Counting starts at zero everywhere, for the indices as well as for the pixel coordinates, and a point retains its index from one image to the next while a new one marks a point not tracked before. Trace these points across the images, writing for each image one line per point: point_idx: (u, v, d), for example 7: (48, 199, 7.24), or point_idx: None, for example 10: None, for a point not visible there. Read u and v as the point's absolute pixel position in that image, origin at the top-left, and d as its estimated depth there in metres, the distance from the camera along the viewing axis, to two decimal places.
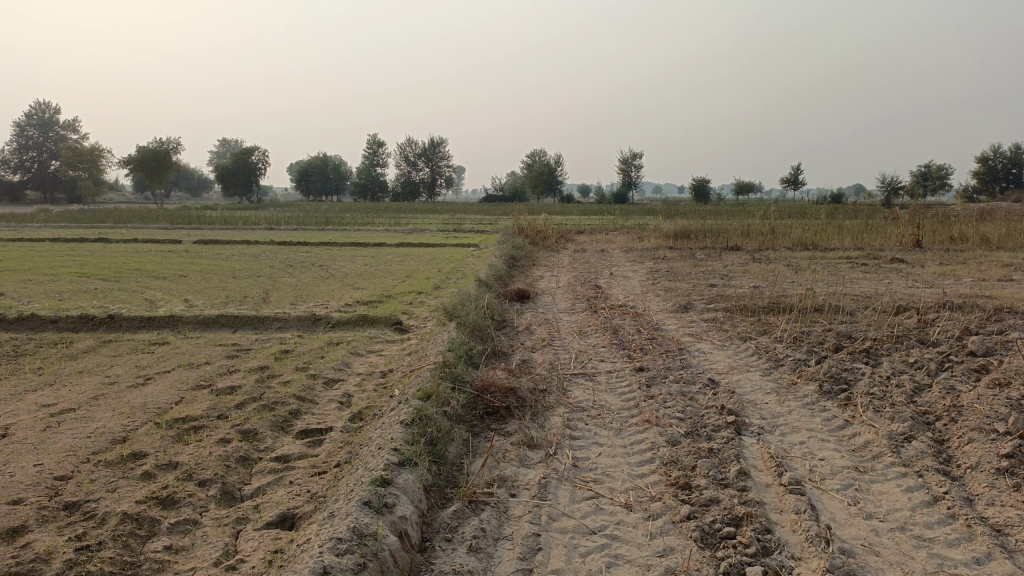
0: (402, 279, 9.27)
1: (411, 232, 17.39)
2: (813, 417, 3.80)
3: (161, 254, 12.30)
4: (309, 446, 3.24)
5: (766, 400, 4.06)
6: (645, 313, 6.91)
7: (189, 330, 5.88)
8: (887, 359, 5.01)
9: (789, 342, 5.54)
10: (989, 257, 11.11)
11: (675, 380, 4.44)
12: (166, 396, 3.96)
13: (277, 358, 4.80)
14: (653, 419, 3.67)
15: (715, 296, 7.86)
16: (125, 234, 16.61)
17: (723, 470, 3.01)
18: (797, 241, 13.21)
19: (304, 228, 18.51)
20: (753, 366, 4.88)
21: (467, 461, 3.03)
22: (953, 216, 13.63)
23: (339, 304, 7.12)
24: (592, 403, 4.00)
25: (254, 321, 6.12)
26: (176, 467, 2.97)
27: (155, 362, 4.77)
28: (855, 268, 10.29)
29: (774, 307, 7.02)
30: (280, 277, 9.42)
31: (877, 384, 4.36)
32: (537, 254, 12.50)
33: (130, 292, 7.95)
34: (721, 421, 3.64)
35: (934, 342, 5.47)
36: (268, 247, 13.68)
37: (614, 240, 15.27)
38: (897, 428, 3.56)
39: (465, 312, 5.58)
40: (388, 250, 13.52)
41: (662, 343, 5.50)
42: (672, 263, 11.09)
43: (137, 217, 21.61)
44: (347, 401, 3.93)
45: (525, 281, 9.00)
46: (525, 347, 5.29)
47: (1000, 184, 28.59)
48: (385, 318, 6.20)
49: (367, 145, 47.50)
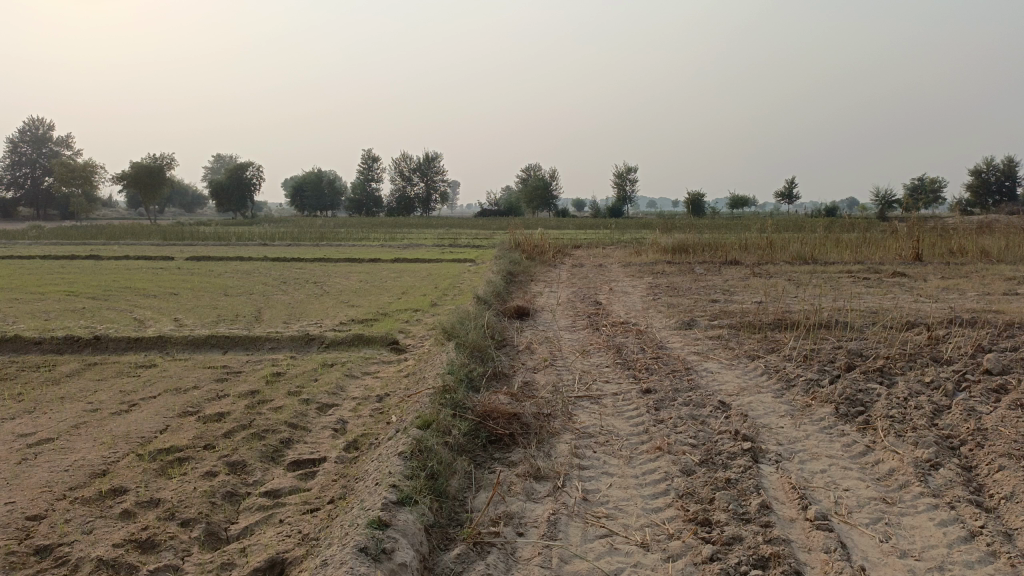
0: (398, 296, 9.09)
1: (406, 247, 17.20)
2: (832, 442, 3.61)
3: (152, 271, 12.08)
4: (300, 479, 3.04)
5: (781, 425, 3.88)
6: (648, 331, 6.73)
7: (178, 351, 5.68)
8: (902, 379, 4.83)
9: (798, 360, 5.36)
10: (991, 271, 10.98)
11: (684, 403, 4.25)
12: (150, 424, 3.75)
13: (268, 382, 4.60)
14: (664, 446, 3.48)
15: (719, 311, 7.69)
16: (116, 251, 16.40)
17: (744, 504, 2.82)
18: (796, 255, 13.08)
19: (297, 244, 18.33)
20: (764, 387, 4.69)
21: (470, 496, 2.83)
22: (952, 229, 13.52)
23: (333, 323, 6.93)
24: (599, 428, 3.80)
25: (245, 342, 5.91)
26: (158, 504, 2.77)
27: (140, 386, 4.57)
28: (858, 283, 10.15)
29: (779, 324, 6.85)
30: (273, 295, 9.22)
31: (895, 406, 4.18)
32: (535, 269, 12.33)
33: (118, 312, 7.73)
34: (737, 447, 3.45)
35: (948, 360, 5.30)
36: (262, 263, 13.47)
37: (612, 254, 15.12)
38: (922, 454, 3.38)
39: (465, 331, 5.39)
40: (384, 265, 13.34)
41: (668, 363, 5.31)
42: (672, 278, 10.93)
43: (130, 233, 21.38)
44: (341, 428, 3.73)
45: (524, 298, 8.83)
46: (527, 368, 5.10)
47: (993, 197, 28.59)
48: (381, 338, 6.01)
49: (360, 159, 47.30)
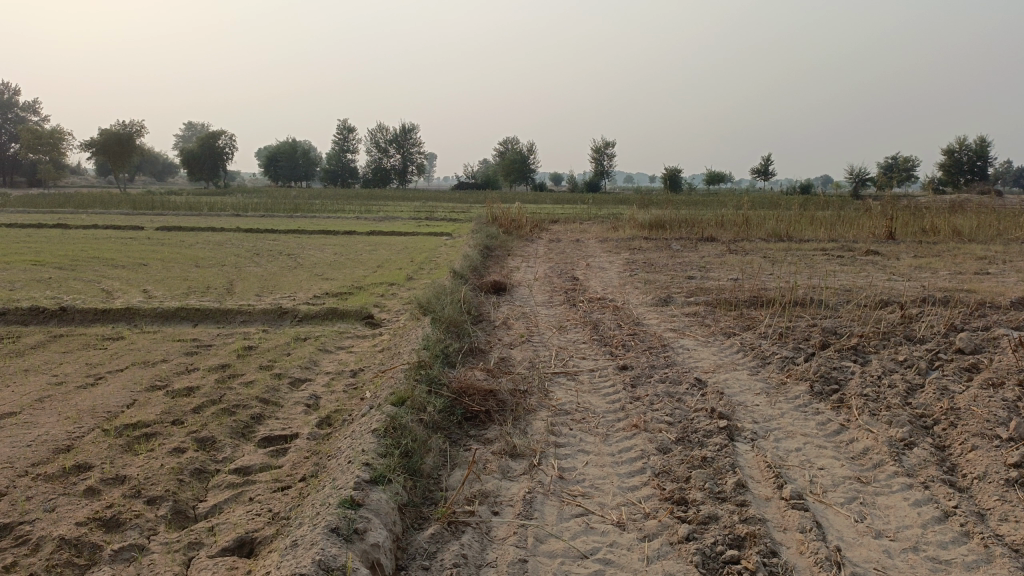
0: (373, 269, 8.99)
1: (382, 220, 17.03)
2: (807, 420, 3.62)
3: (121, 241, 11.82)
4: (272, 456, 2.98)
5: (757, 402, 3.88)
6: (625, 307, 6.71)
7: (147, 324, 5.56)
8: (876, 357, 4.86)
9: (774, 338, 5.37)
10: (963, 250, 11.10)
11: (660, 381, 4.24)
12: (117, 399, 3.65)
13: (240, 356, 4.51)
14: (640, 424, 3.46)
15: (695, 288, 7.69)
16: (85, 220, 16.07)
17: (720, 482, 2.81)
18: (772, 232, 13.13)
19: (271, 215, 18.07)
20: (740, 364, 4.69)
21: (445, 475, 2.79)
22: (925, 208, 13.65)
23: (307, 296, 6.82)
24: (575, 405, 3.77)
25: (217, 314, 5.80)
26: (123, 481, 2.69)
27: (107, 359, 4.46)
28: (832, 260, 10.21)
29: (755, 301, 6.86)
30: (246, 266, 9.07)
31: (870, 384, 4.21)
32: (512, 244, 12.26)
33: (85, 282, 7.56)
34: (713, 425, 3.45)
35: (921, 339, 5.34)
36: (235, 234, 13.25)
37: (589, 229, 15.09)
38: (896, 433, 3.40)
39: (440, 306, 5.32)
40: (359, 238, 13.19)
41: (644, 339, 5.29)
42: (648, 254, 10.92)
43: (98, 202, 20.91)
44: (314, 404, 3.67)
45: (500, 272, 8.77)
46: (503, 343, 5.06)
47: (965, 176, 28.93)
48: (356, 312, 5.93)
49: (335, 130, 46.59)
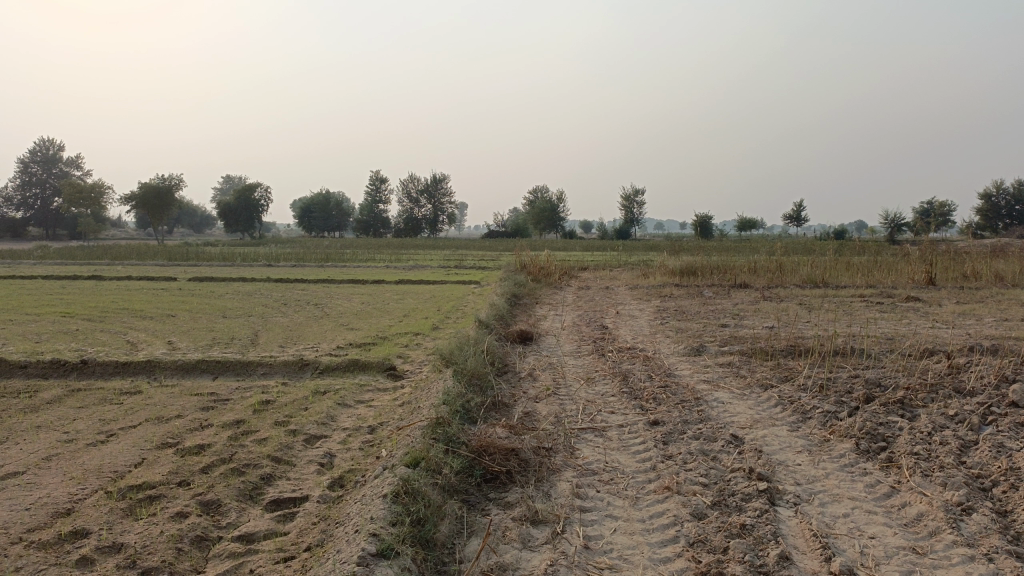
0: (399, 318, 8.89)
1: (411, 268, 17.01)
2: (854, 482, 3.36)
3: (152, 292, 11.90)
4: (279, 520, 2.81)
5: (798, 462, 3.63)
6: (656, 357, 6.48)
7: (166, 377, 5.47)
8: (925, 412, 4.56)
9: (814, 390, 5.10)
10: (1007, 296, 10.71)
11: (693, 438, 3.99)
12: (125, 458, 3.52)
13: (256, 411, 4.37)
14: (673, 486, 3.22)
15: (729, 337, 7.44)
16: (120, 271, 16.31)
17: (761, 554, 2.58)
18: (806, 279, 12.83)
19: (302, 264, 18.19)
20: (778, 419, 4.43)
21: (461, 544, 2.59)
22: (965, 253, 13.24)
23: (330, 347, 6.70)
24: (602, 465, 3.55)
25: (237, 367, 5.69)
26: (120, 550, 2.54)
27: (122, 415, 4.35)
28: (871, 307, 9.89)
29: (792, 350, 6.60)
30: (273, 317, 9.03)
31: (919, 441, 3.92)
32: (540, 292, 12.11)
33: (111, 334, 7.54)
34: (752, 487, 3.21)
35: (971, 391, 5.03)
36: (265, 284, 13.29)
37: (619, 276, 14.92)
38: (952, 497, 3.12)
39: (463, 357, 5.16)
40: (387, 287, 13.15)
41: (677, 392, 5.06)
42: (680, 301, 10.71)
43: (135, 253, 21.27)
44: (328, 463, 3.50)
45: (527, 321, 8.62)
46: (528, 397, 4.86)
47: (1004, 221, 28.28)
48: (378, 363, 5.79)
49: (368, 181, 47.30)
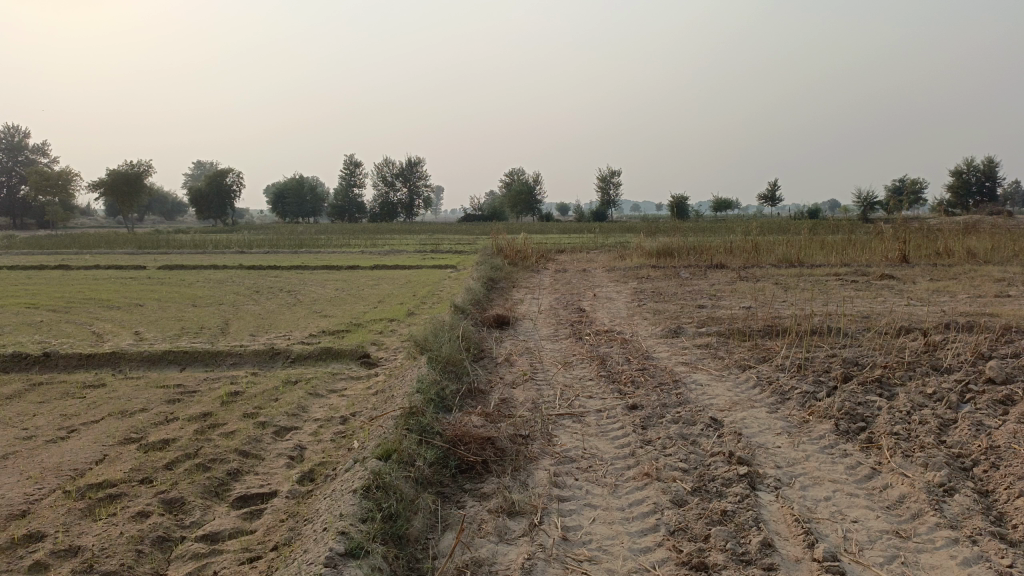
0: (374, 305, 8.75)
1: (386, 253, 16.81)
2: (835, 464, 3.32)
3: (121, 281, 11.62)
4: (245, 518, 2.70)
5: (778, 444, 3.58)
6: (634, 339, 6.42)
7: (132, 369, 5.30)
8: (903, 390, 4.53)
9: (792, 371, 5.06)
10: (980, 272, 10.79)
11: (673, 421, 3.93)
12: (85, 455, 3.38)
13: (224, 402, 4.24)
14: (653, 472, 3.16)
15: (707, 317, 7.40)
16: (89, 260, 15.95)
17: (744, 541, 2.52)
18: (782, 258, 12.86)
19: (276, 251, 17.93)
20: (757, 401, 4.38)
21: (435, 540, 2.50)
22: (938, 230, 13.32)
23: (302, 335, 6.56)
24: (581, 451, 3.47)
25: (205, 357, 5.53)
26: (76, 553, 2.42)
27: (84, 409, 4.19)
28: (846, 286, 9.92)
29: (770, 330, 6.57)
30: (245, 304, 8.84)
31: (898, 421, 3.89)
32: (517, 275, 12.02)
33: (76, 325, 7.33)
34: (732, 471, 3.15)
35: (948, 368, 5.02)
36: (237, 272, 13.06)
37: (596, 258, 14.86)
38: (934, 478, 3.08)
39: (438, 344, 5.06)
40: (362, 272, 12.98)
41: (655, 374, 5.00)
42: (657, 283, 10.67)
43: (104, 241, 20.83)
44: (298, 456, 3.39)
45: (504, 305, 8.53)
46: (504, 383, 4.77)
47: (974, 198, 28.60)
48: (352, 351, 5.66)
49: (342, 165, 46.79)
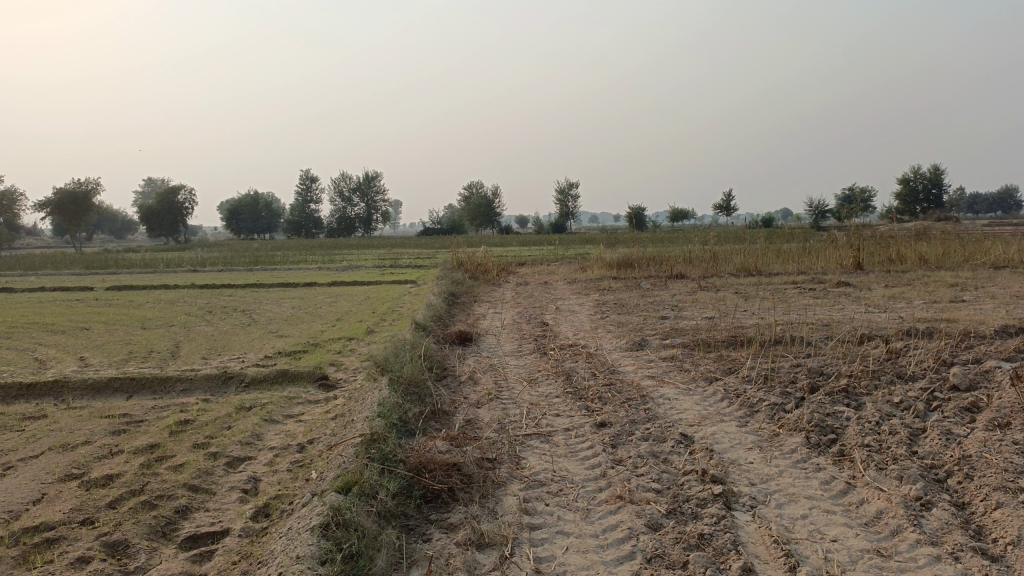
0: (332, 323, 8.54)
1: (344, 269, 16.53)
2: (809, 480, 3.25)
3: (66, 304, 11.18)
4: (194, 561, 2.52)
5: (751, 460, 3.50)
6: (598, 353, 6.33)
7: (75, 398, 5.02)
8: (870, 400, 4.51)
9: (759, 382, 5.01)
10: (932, 277, 11.00)
11: (643, 439, 3.83)
12: (21, 494, 3.14)
13: (173, 432, 4.02)
14: (625, 495, 3.04)
15: (670, 329, 7.36)
16: (33, 282, 15.37)
17: (724, 567, 2.42)
18: (740, 267, 12.96)
19: (231, 269, 17.53)
20: (726, 415, 4.31)
21: None
22: (890, 236, 13.57)
23: (257, 357, 6.33)
24: (550, 474, 3.35)
25: (154, 384, 5.28)
26: None
27: (21, 443, 3.93)
28: (805, 294, 10.02)
29: (734, 340, 6.54)
30: (197, 326, 8.55)
31: (868, 432, 3.85)
32: (478, 289, 11.90)
33: (17, 352, 6.98)
34: (706, 491, 3.05)
35: (912, 376, 5.03)
36: (189, 291, 12.68)
37: (557, 271, 14.82)
38: (910, 492, 3.03)
39: (399, 364, 4.89)
40: (320, 289, 12.71)
41: (622, 390, 4.90)
42: (619, 294, 10.64)
43: (50, 262, 20.15)
44: (252, 489, 3.20)
45: (466, 320, 8.39)
46: (468, 403, 4.63)
47: (921, 204, 29.39)
48: (309, 373, 5.46)
49: (298, 180, 46.21)
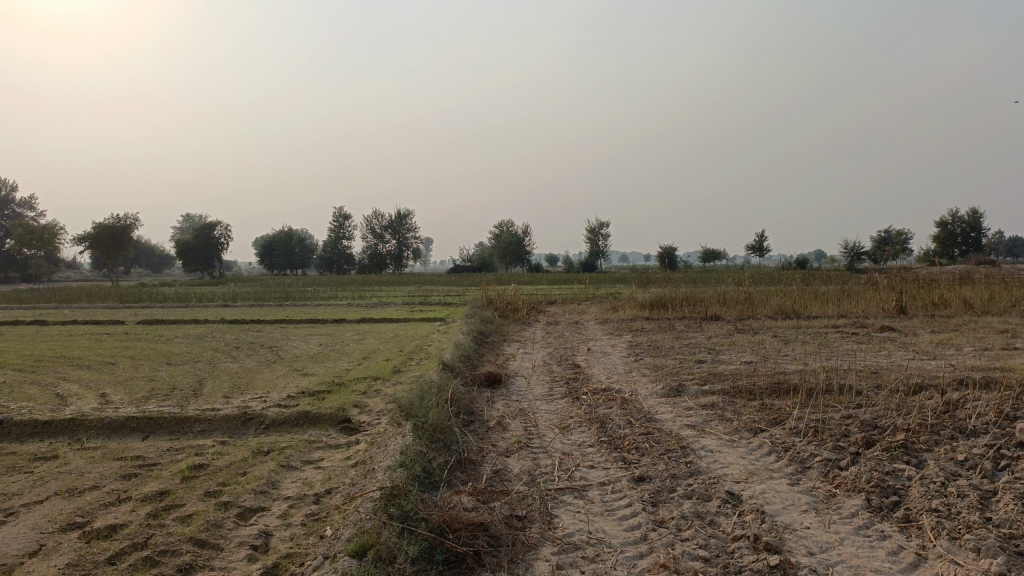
0: (358, 361, 8.33)
1: (373, 306, 16.41)
2: (874, 550, 2.93)
3: (95, 338, 11.15)
4: None
5: (807, 525, 3.18)
6: (634, 398, 6.02)
7: (90, 438, 4.83)
8: (932, 457, 4.15)
9: (808, 435, 4.67)
10: (980, 323, 10.52)
11: (685, 497, 3.53)
12: (18, 545, 2.93)
13: (186, 479, 3.80)
14: (670, 563, 2.75)
15: (709, 374, 7.03)
16: (66, 315, 15.45)
17: None
18: (777, 309, 12.56)
19: (261, 304, 17.52)
20: (775, 471, 3.98)
21: None
22: (933, 279, 13.11)
23: (279, 396, 6.13)
24: (585, 536, 3.06)
25: (171, 424, 5.08)
26: None
27: (28, 487, 3.73)
28: (847, 339, 9.61)
29: (778, 387, 6.18)
30: (223, 362, 8.40)
31: (935, 494, 3.50)
32: (507, 328, 11.66)
33: (40, 387, 6.85)
34: (760, 562, 2.74)
35: (975, 430, 4.64)
36: (218, 327, 12.60)
37: (588, 310, 14.53)
38: (991, 567, 2.71)
39: (425, 409, 4.64)
40: (348, 326, 12.56)
41: (660, 440, 4.58)
42: (652, 336, 10.33)
43: (85, 295, 20.35)
44: (263, 545, 2.96)
45: (495, 361, 8.13)
46: (496, 452, 4.36)
47: (959, 247, 28.67)
48: (332, 416, 5.22)
49: (332, 218, 46.68)
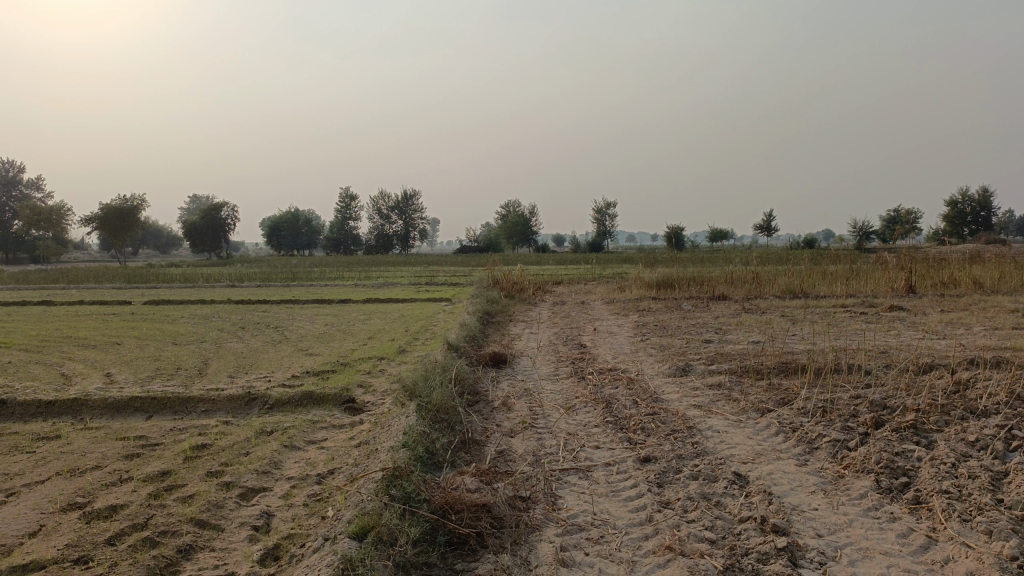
0: (363, 341, 8.30)
1: (380, 286, 16.39)
2: (883, 532, 2.88)
3: (102, 318, 11.14)
4: None
5: (815, 506, 3.13)
6: (640, 378, 5.97)
7: (93, 418, 4.81)
8: (942, 438, 4.08)
9: (816, 415, 4.61)
10: (990, 303, 10.41)
11: (692, 478, 3.48)
12: (18, 525, 2.91)
13: (188, 459, 3.77)
14: (676, 545, 2.71)
15: (716, 353, 6.97)
16: (74, 296, 15.47)
17: None
18: (785, 289, 12.46)
19: (267, 285, 17.49)
20: (783, 452, 3.93)
21: None
22: (944, 259, 12.97)
23: (284, 376, 6.10)
24: (590, 517, 3.02)
25: (175, 404, 5.06)
26: None
27: (30, 467, 3.71)
28: (856, 318, 9.52)
29: (786, 367, 6.12)
30: (228, 342, 8.38)
31: (945, 475, 3.45)
32: (513, 308, 11.61)
33: (45, 367, 6.85)
34: (767, 544, 2.70)
35: (986, 411, 4.57)
36: (224, 307, 12.60)
37: (594, 290, 14.46)
38: (1003, 550, 2.66)
39: (428, 390, 4.60)
40: (354, 306, 12.53)
41: (666, 421, 4.53)
42: (659, 315, 10.26)
43: (93, 275, 20.37)
44: (264, 526, 2.94)
45: (501, 341, 8.09)
46: (500, 432, 4.32)
47: (969, 227, 28.42)
48: (335, 396, 5.19)
49: (339, 199, 46.59)
